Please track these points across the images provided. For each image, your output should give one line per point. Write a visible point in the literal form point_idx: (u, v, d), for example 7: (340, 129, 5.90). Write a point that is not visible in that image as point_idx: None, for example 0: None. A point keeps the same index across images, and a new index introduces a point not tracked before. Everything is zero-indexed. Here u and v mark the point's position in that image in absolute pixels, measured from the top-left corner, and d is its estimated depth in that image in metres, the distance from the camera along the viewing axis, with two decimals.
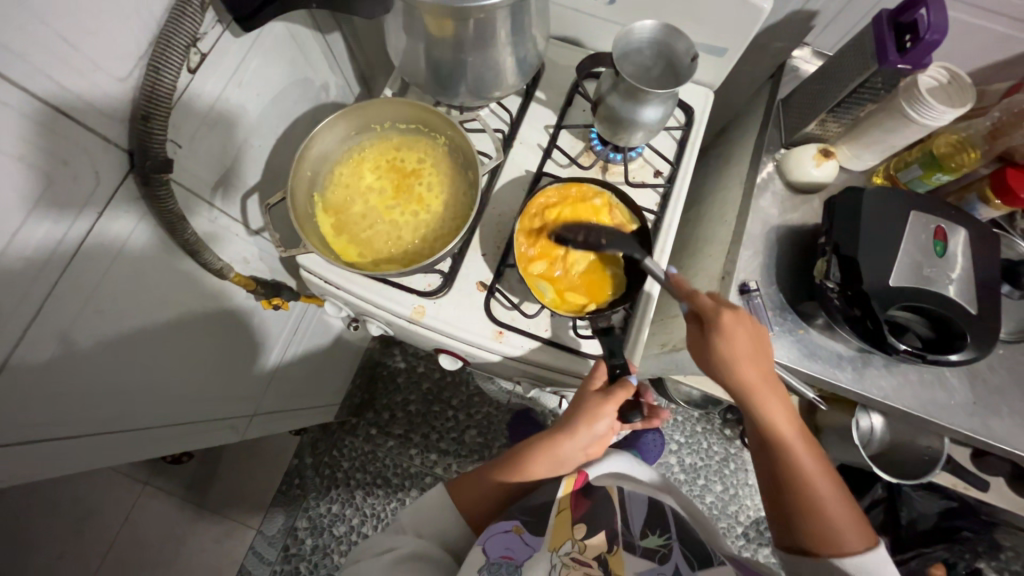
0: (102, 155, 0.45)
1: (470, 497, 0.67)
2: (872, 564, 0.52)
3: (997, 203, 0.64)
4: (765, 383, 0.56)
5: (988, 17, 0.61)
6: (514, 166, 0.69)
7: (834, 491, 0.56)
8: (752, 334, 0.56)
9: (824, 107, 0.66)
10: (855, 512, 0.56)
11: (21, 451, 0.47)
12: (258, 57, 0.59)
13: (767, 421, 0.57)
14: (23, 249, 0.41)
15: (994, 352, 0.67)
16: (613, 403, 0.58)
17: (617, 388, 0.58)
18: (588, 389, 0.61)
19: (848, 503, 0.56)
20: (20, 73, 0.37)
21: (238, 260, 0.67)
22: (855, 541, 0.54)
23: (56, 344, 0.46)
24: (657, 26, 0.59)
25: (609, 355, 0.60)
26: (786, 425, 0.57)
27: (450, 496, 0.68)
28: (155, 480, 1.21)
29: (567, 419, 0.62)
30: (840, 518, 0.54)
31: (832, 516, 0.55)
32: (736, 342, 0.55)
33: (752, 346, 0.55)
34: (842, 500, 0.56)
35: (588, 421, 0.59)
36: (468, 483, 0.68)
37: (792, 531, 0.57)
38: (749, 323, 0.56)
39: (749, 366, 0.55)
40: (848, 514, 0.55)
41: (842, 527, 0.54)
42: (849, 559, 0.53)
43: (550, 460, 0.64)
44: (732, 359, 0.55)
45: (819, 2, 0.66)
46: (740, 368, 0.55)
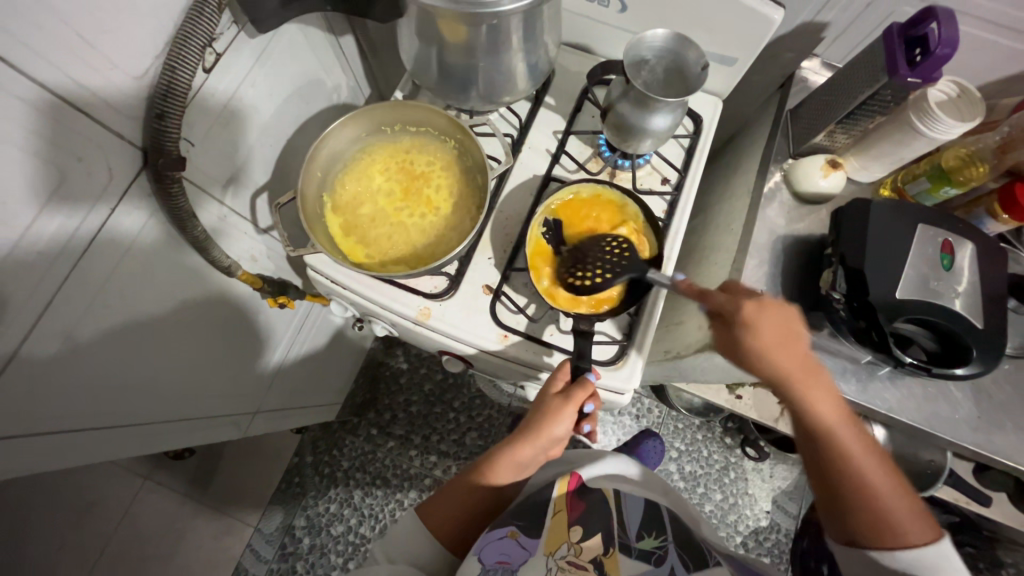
0: (116, 151, 0.45)
1: (441, 518, 0.64)
2: (932, 557, 0.53)
3: (1005, 218, 0.64)
4: (804, 377, 0.55)
5: (1000, 32, 0.61)
6: (522, 171, 0.69)
7: (892, 488, 0.55)
8: (786, 326, 0.54)
9: (833, 118, 0.66)
10: (910, 500, 0.56)
11: (27, 443, 0.47)
12: (271, 58, 0.59)
13: (815, 419, 0.56)
14: (35, 242, 0.41)
15: (999, 368, 0.67)
16: (574, 404, 0.58)
17: (576, 388, 0.58)
18: (547, 392, 0.60)
19: (903, 492, 0.56)
20: (39, 71, 0.37)
21: (245, 257, 0.67)
22: (913, 531, 0.54)
23: (64, 338, 0.46)
24: (669, 35, 0.60)
25: (575, 355, 0.58)
26: (835, 424, 0.56)
27: (422, 519, 0.64)
28: (155, 475, 1.20)
29: (529, 424, 0.61)
30: (899, 510, 0.55)
31: (891, 511, 0.55)
32: (771, 340, 0.53)
33: (789, 340, 0.54)
34: (898, 490, 0.55)
35: (551, 422, 0.58)
36: (435, 505, 0.65)
37: (847, 524, 0.57)
38: (782, 314, 0.54)
39: (789, 361, 0.54)
40: (907, 506, 0.55)
41: (899, 518, 0.54)
42: (909, 552, 0.53)
43: (513, 465, 0.63)
44: (768, 355, 0.54)
45: (830, 14, 0.66)
46: (777, 365, 0.54)
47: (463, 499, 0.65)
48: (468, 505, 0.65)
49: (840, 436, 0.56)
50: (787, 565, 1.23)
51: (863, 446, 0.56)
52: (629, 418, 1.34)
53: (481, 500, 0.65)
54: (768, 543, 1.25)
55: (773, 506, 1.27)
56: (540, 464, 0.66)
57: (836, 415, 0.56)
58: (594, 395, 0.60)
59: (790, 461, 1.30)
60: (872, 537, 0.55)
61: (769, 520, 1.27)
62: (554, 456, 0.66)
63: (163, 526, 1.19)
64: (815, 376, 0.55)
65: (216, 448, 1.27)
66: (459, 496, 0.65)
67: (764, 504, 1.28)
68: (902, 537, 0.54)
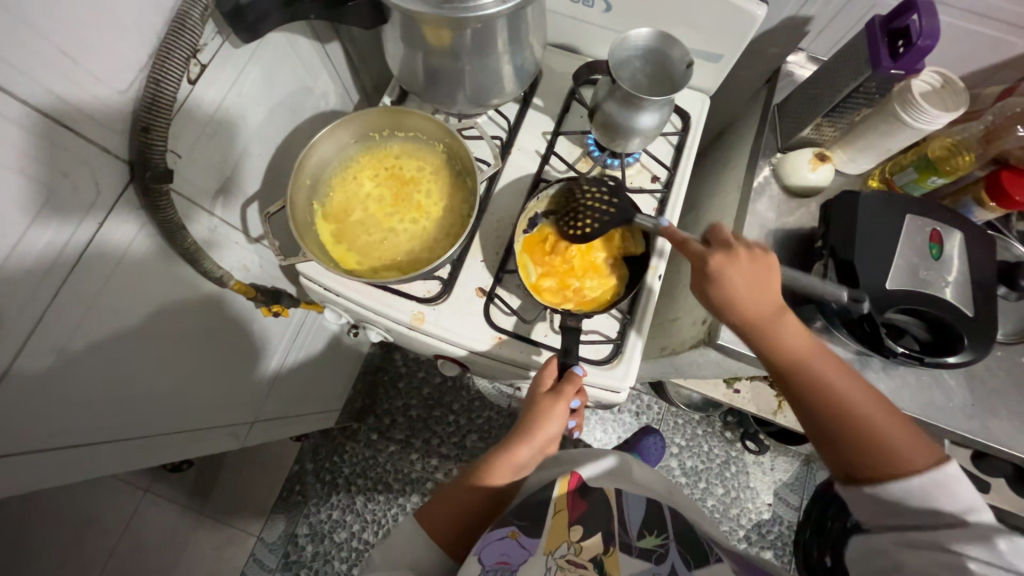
0: (102, 165, 0.45)
1: (438, 523, 0.64)
2: (932, 482, 0.50)
3: (992, 206, 0.65)
4: (774, 314, 0.54)
5: (981, 22, 0.62)
6: (512, 173, 0.69)
7: (884, 418, 0.53)
8: (752, 265, 0.53)
9: (819, 111, 0.66)
10: (905, 429, 0.53)
11: (24, 460, 0.47)
12: (257, 68, 0.59)
13: (789, 359, 0.55)
14: (24, 258, 0.41)
15: (991, 355, 0.67)
16: (564, 401, 0.58)
17: (565, 384, 0.58)
18: (536, 392, 0.60)
19: (895, 417, 0.53)
20: (23, 88, 0.37)
21: (237, 267, 0.67)
22: (909, 456, 0.52)
23: (57, 353, 0.46)
24: (652, 33, 0.60)
25: (561, 351, 0.59)
26: (811, 358, 0.55)
27: (421, 524, 0.65)
28: (155, 487, 1.20)
29: (523, 425, 0.61)
30: (892, 436, 0.53)
31: (887, 443, 0.52)
32: (733, 277, 0.53)
33: (753, 278, 0.53)
34: (888, 416, 0.53)
35: (542, 419, 0.58)
36: (433, 511, 0.65)
37: (844, 461, 0.55)
38: (747, 256, 0.54)
39: (756, 300, 0.53)
40: (903, 436, 0.53)
41: (892, 444, 0.52)
42: (909, 479, 0.51)
43: (510, 465, 0.63)
44: (734, 296, 0.53)
45: (813, 8, 0.67)
46: (743, 307, 0.54)
47: (459, 504, 0.65)
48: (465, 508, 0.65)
49: (817, 370, 0.55)
50: (791, 557, 1.23)
51: (845, 380, 0.55)
52: (628, 415, 1.34)
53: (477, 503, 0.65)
54: (770, 536, 1.25)
55: (775, 498, 1.28)
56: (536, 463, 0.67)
57: (811, 354, 0.55)
58: (579, 391, 0.61)
59: (790, 454, 1.31)
60: (869, 470, 0.53)
61: (771, 512, 1.27)
62: (551, 452, 0.67)
63: (164, 539, 1.18)
64: (784, 314, 0.55)
65: (216, 458, 1.26)
66: (454, 500, 0.65)
67: (765, 497, 1.28)
68: (899, 463, 0.52)
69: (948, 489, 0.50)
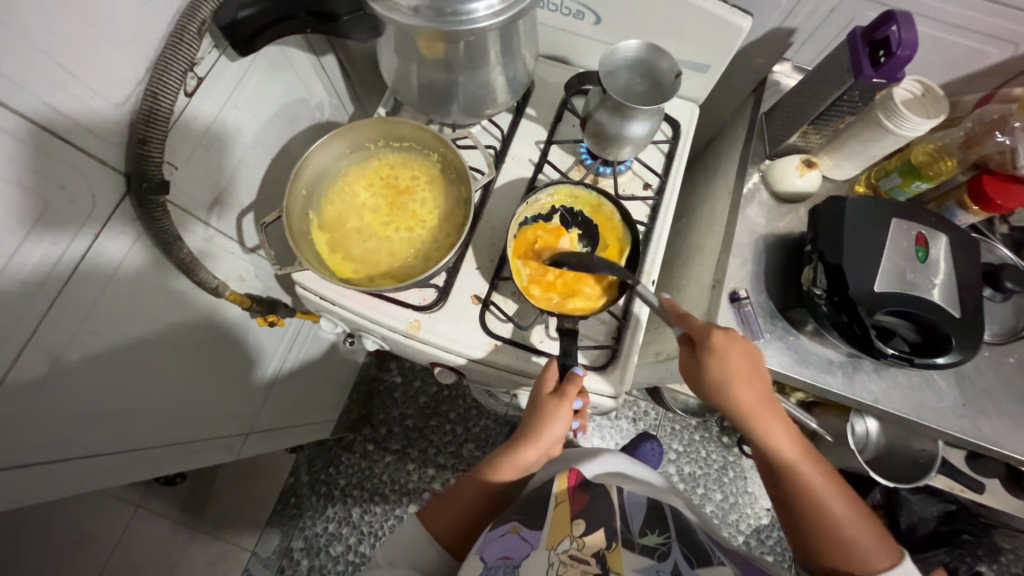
0: (98, 177, 0.46)
1: (442, 522, 0.66)
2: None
3: (976, 209, 0.66)
4: (761, 404, 0.58)
5: (959, 32, 0.64)
6: (506, 182, 0.70)
7: (850, 513, 0.57)
8: (746, 358, 0.57)
9: (805, 119, 0.67)
10: (869, 526, 0.56)
11: (16, 474, 0.46)
12: (253, 81, 0.60)
13: (775, 446, 0.59)
14: (19, 270, 0.41)
15: (980, 355, 0.69)
16: (568, 403, 0.57)
17: (567, 384, 0.57)
18: (540, 394, 0.58)
19: (860, 515, 0.57)
20: (21, 101, 0.38)
21: (233, 277, 0.68)
22: (873, 556, 0.54)
23: (50, 366, 0.46)
24: (641, 44, 0.61)
25: (562, 353, 0.59)
26: (790, 447, 0.59)
27: (423, 523, 0.67)
28: (147, 502, 1.20)
29: (527, 429, 0.60)
30: (857, 533, 0.55)
31: (852, 537, 0.55)
32: (728, 363, 0.56)
33: (745, 369, 0.57)
34: (855, 513, 0.57)
35: (546, 423, 0.57)
36: (436, 511, 0.67)
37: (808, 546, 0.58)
38: (743, 343, 0.57)
39: (744, 391, 0.57)
40: (868, 534, 0.56)
41: (858, 542, 0.55)
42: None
43: (515, 469, 0.63)
44: (725, 384, 0.57)
45: (797, 20, 0.68)
46: (735, 394, 0.57)
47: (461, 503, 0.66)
48: (468, 509, 0.66)
49: (794, 460, 0.59)
50: (791, 562, 1.23)
51: (817, 471, 0.59)
52: (625, 422, 1.34)
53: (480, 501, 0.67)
54: (770, 541, 1.25)
55: None
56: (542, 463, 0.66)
57: (790, 443, 0.59)
58: (581, 391, 0.60)
59: None
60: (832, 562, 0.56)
61: (770, 517, 1.27)
62: (556, 453, 0.66)
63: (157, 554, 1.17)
64: (770, 403, 0.59)
65: (210, 471, 1.25)
66: (457, 499, 0.67)
67: (764, 502, 1.28)
68: (861, 561, 0.54)
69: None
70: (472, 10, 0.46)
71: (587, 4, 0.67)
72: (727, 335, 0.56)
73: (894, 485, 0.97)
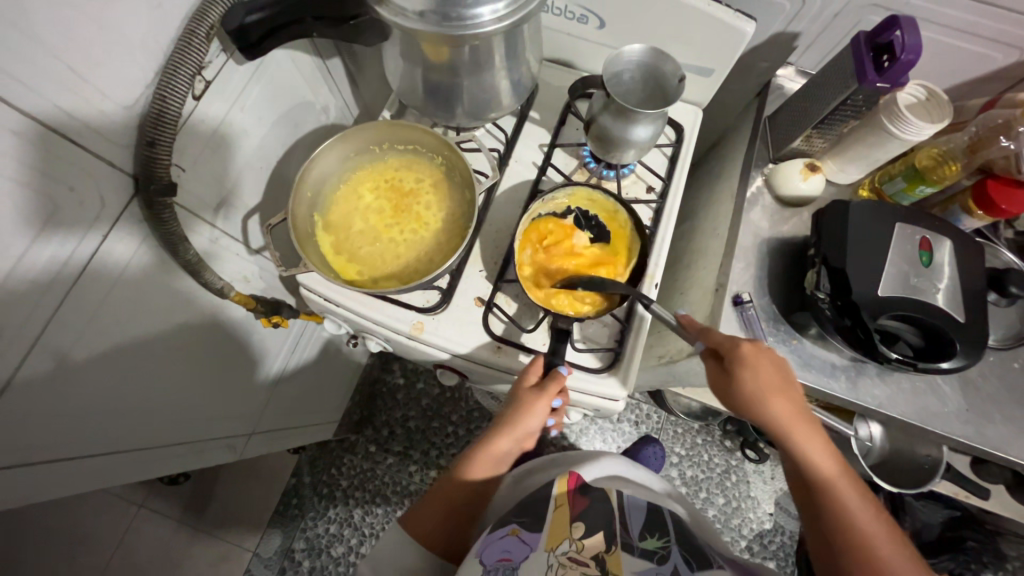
0: (107, 179, 0.46)
1: (425, 525, 0.65)
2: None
3: (980, 214, 0.66)
4: (796, 421, 0.56)
5: (964, 37, 0.64)
6: (510, 185, 0.70)
7: (887, 541, 0.53)
8: (778, 372, 0.55)
9: (809, 123, 0.67)
10: (910, 560, 0.53)
11: (23, 472, 0.47)
12: (260, 85, 0.60)
13: (810, 463, 0.56)
14: (28, 272, 0.42)
15: (985, 361, 0.68)
16: (547, 397, 0.58)
17: (549, 380, 0.58)
18: (520, 387, 0.59)
19: (905, 548, 0.53)
20: (32, 103, 0.38)
21: (238, 278, 0.68)
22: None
23: (56, 365, 0.46)
24: (645, 49, 0.62)
25: (549, 351, 0.59)
26: (827, 464, 0.57)
27: (406, 528, 0.66)
28: (150, 503, 1.21)
29: (505, 420, 0.61)
30: (895, 563, 0.52)
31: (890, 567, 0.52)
32: (761, 375, 0.54)
33: (779, 383, 0.55)
34: (900, 546, 0.53)
35: (525, 415, 0.58)
36: (418, 514, 0.66)
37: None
38: (773, 355, 0.56)
39: (780, 404, 0.55)
40: (909, 567, 0.52)
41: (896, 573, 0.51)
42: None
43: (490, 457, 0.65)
44: (757, 398, 0.55)
45: (800, 24, 0.68)
46: (767, 409, 0.55)
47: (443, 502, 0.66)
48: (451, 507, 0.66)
49: (830, 477, 0.56)
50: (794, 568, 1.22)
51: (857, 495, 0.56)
52: (628, 425, 1.34)
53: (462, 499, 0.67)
54: (773, 546, 1.25)
55: (776, 508, 1.28)
56: (516, 454, 0.67)
57: (829, 462, 0.56)
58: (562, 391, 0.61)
59: None
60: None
61: (773, 522, 1.27)
62: (529, 445, 0.67)
63: (159, 554, 1.17)
64: (806, 419, 0.56)
65: (213, 471, 1.26)
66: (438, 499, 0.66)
67: (767, 506, 1.28)
68: None
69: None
70: (477, 15, 0.46)
71: (591, 8, 0.67)
72: (756, 349, 0.55)
73: (899, 490, 0.98)
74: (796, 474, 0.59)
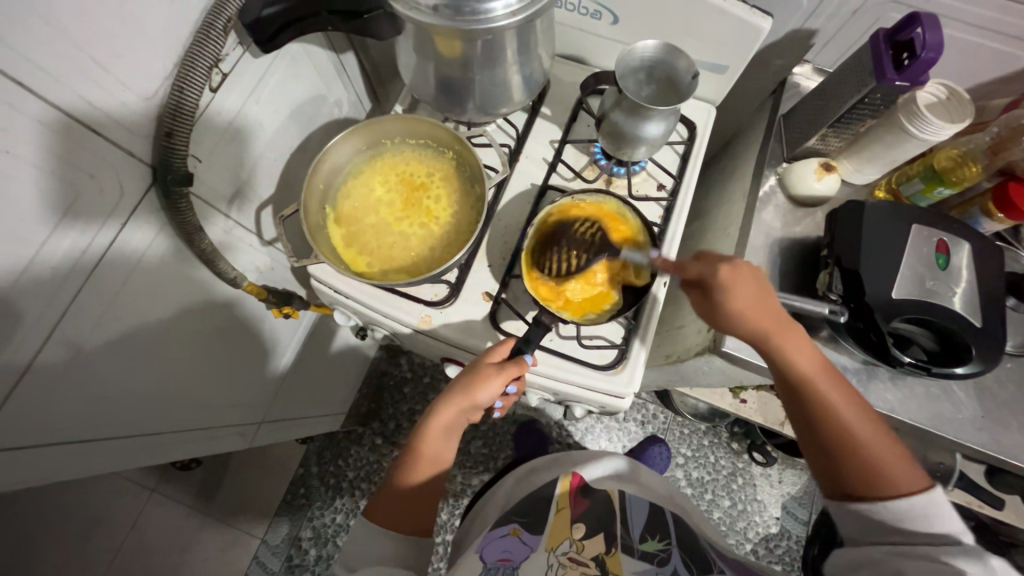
0: (127, 169, 0.47)
1: (385, 509, 0.66)
2: (922, 506, 0.50)
3: (1000, 217, 0.64)
4: (778, 329, 0.54)
5: (989, 35, 0.62)
6: (520, 181, 0.70)
7: (875, 435, 0.53)
8: (754, 276, 0.54)
9: (825, 122, 0.66)
10: (895, 449, 0.53)
11: (43, 453, 0.48)
12: (275, 78, 0.61)
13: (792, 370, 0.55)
14: (49, 258, 0.43)
15: (1001, 367, 0.67)
16: (502, 375, 0.58)
17: (511, 364, 0.58)
18: (478, 365, 0.60)
19: (889, 439, 0.54)
20: (56, 94, 0.39)
21: (250, 268, 0.69)
22: (903, 479, 0.52)
23: (73, 351, 0.48)
24: (659, 45, 0.61)
25: (520, 339, 0.59)
26: (811, 369, 0.55)
27: (370, 517, 0.65)
28: (162, 487, 1.23)
29: (457, 395, 0.61)
30: (881, 455, 0.53)
31: (878, 460, 0.52)
32: (741, 289, 0.53)
33: (758, 287, 0.54)
34: (884, 437, 0.54)
35: (477, 390, 0.59)
36: (383, 499, 0.66)
37: (836, 476, 0.55)
38: (749, 267, 0.55)
39: (761, 313, 0.54)
40: (895, 456, 0.53)
41: (885, 463, 0.52)
42: (900, 500, 0.51)
43: (442, 433, 0.65)
44: (737, 306, 0.53)
45: (818, 21, 0.67)
46: (749, 317, 0.53)
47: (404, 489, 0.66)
48: (414, 493, 0.66)
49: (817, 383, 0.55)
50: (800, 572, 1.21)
51: (845, 395, 0.55)
52: (634, 424, 1.33)
53: (423, 486, 0.66)
54: (779, 550, 1.24)
55: (783, 512, 1.26)
56: (466, 429, 0.68)
57: (812, 368, 0.55)
58: (517, 378, 0.62)
59: (799, 467, 1.29)
60: (858, 489, 0.53)
61: (779, 526, 1.26)
62: (477, 422, 0.69)
63: (170, 539, 1.20)
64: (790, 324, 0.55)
65: (223, 459, 1.28)
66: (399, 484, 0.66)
67: (773, 510, 1.27)
68: (890, 483, 0.52)
69: (942, 514, 0.50)
70: (490, 10, 0.46)
71: (605, 4, 0.67)
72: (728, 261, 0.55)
73: None
74: (783, 387, 0.57)
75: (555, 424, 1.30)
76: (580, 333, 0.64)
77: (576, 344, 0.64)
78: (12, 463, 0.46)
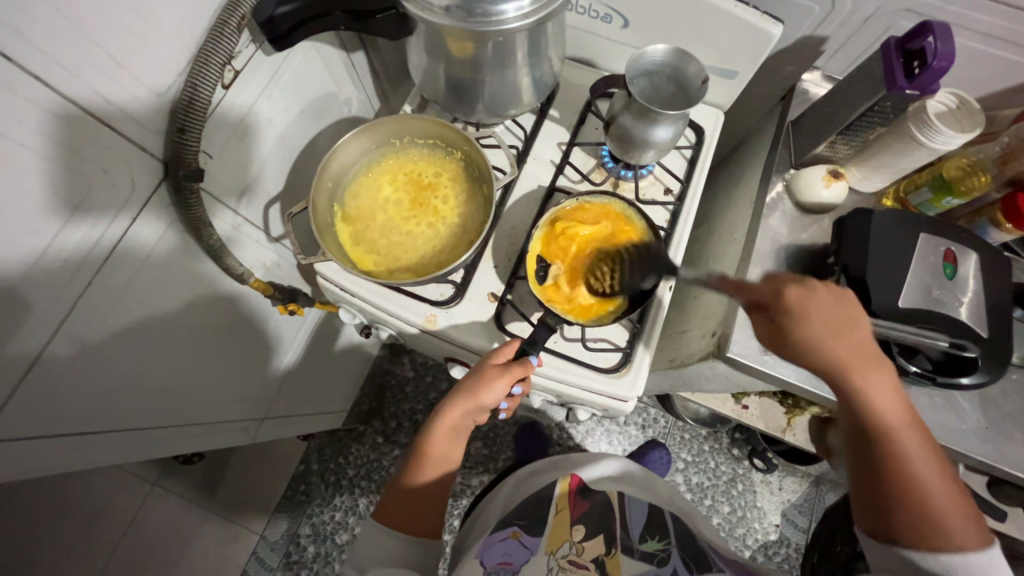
0: (139, 164, 0.48)
1: (392, 511, 0.66)
2: (978, 563, 0.47)
3: (1009, 227, 0.64)
4: (858, 361, 0.49)
5: (1000, 45, 0.62)
6: (527, 182, 0.70)
7: (943, 486, 0.49)
8: (835, 305, 0.49)
9: (834, 129, 0.66)
10: (962, 503, 0.49)
11: (49, 443, 0.49)
12: (286, 76, 0.61)
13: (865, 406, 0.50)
14: (61, 251, 0.43)
15: (1006, 378, 0.67)
16: (508, 376, 0.58)
17: (516, 365, 0.59)
18: (483, 365, 0.60)
19: (957, 489, 0.50)
20: (72, 88, 0.40)
21: (257, 265, 0.70)
22: (963, 537, 0.48)
23: (82, 343, 0.48)
24: (669, 49, 0.61)
25: (526, 340, 0.59)
26: (886, 406, 0.50)
27: (377, 519, 0.66)
28: (165, 481, 1.22)
29: (462, 396, 0.61)
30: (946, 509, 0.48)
31: (941, 512, 0.48)
32: (818, 316, 0.48)
33: (840, 316, 0.49)
34: (952, 489, 0.49)
35: (482, 391, 0.59)
36: (389, 501, 0.67)
37: (886, 519, 0.51)
38: (832, 292, 0.50)
39: (840, 344, 0.49)
40: (961, 510, 0.49)
41: (950, 518, 0.48)
42: (954, 554, 0.47)
43: (447, 435, 0.65)
44: (810, 337, 0.48)
45: (829, 28, 0.67)
46: (823, 351, 0.49)
47: (411, 490, 0.66)
48: (421, 493, 0.66)
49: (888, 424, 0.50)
50: None
51: (919, 441, 0.50)
52: (635, 427, 1.33)
53: (430, 487, 0.67)
54: (778, 558, 1.23)
55: (783, 519, 1.26)
56: (472, 430, 0.69)
57: (888, 406, 0.50)
58: (522, 379, 0.62)
59: (799, 474, 1.29)
60: (909, 536, 0.49)
61: (779, 533, 1.25)
62: (483, 423, 0.69)
63: (169, 533, 1.20)
64: (871, 358, 0.50)
65: (224, 454, 1.28)
66: (407, 484, 0.67)
67: (773, 517, 1.26)
68: (949, 538, 0.48)
69: (995, 571, 0.47)
70: (502, 12, 0.46)
71: (616, 7, 0.67)
72: (803, 288, 0.49)
73: None
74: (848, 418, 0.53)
75: (556, 426, 1.30)
76: (585, 336, 0.64)
77: (580, 346, 0.64)
78: (19, 453, 0.46)
